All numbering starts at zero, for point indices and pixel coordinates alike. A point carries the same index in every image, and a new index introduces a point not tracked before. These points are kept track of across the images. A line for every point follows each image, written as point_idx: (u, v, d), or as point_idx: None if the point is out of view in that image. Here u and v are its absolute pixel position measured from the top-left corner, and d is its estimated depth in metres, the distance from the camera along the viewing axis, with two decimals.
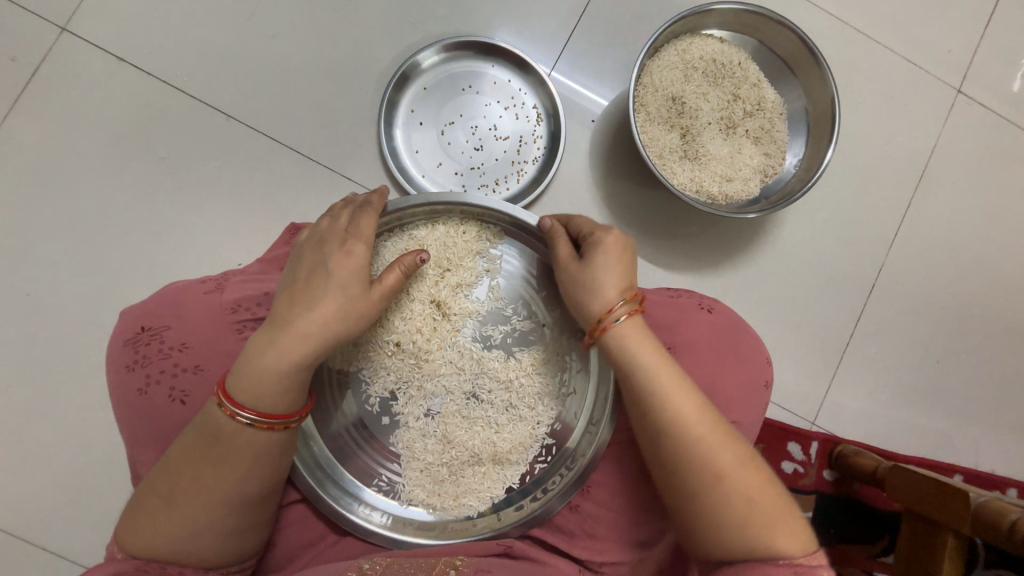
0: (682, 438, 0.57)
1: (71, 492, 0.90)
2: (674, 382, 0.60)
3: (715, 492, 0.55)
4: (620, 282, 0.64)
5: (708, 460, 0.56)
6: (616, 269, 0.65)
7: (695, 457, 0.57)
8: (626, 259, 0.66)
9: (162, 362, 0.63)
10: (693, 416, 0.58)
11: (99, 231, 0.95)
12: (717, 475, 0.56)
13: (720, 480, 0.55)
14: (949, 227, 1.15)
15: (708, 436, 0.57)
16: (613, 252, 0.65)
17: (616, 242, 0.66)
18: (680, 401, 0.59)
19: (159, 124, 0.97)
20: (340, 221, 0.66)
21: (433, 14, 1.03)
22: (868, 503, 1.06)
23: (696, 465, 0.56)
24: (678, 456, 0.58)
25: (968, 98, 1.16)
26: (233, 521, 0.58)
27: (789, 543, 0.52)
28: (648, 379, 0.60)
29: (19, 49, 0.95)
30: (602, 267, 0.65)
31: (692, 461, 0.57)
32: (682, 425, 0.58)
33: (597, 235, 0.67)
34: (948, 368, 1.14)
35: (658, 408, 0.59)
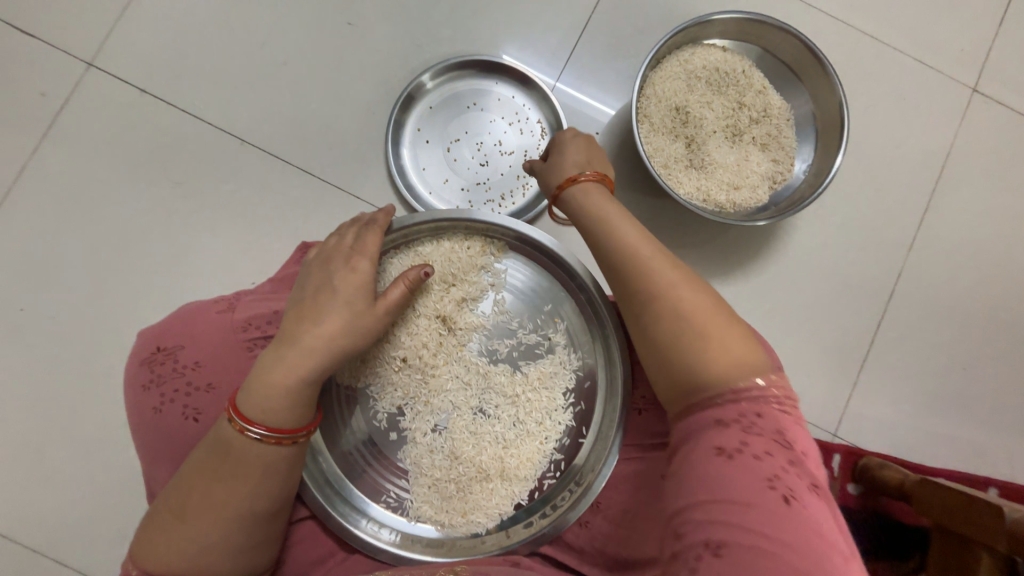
0: (630, 261, 0.58)
1: (92, 510, 0.93)
2: (629, 225, 0.61)
3: (663, 312, 0.54)
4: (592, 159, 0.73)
5: (654, 277, 0.56)
6: (587, 149, 0.74)
7: (643, 280, 0.56)
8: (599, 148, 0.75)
9: (176, 381, 0.64)
10: (643, 245, 0.59)
11: (120, 254, 0.98)
12: (666, 293, 0.54)
13: (669, 296, 0.54)
14: (970, 228, 1.12)
15: (660, 261, 0.57)
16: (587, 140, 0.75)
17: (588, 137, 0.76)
18: (633, 235, 0.60)
19: (177, 151, 1.01)
20: (347, 239, 0.68)
21: (437, 36, 1.06)
22: (899, 519, 1.01)
23: (645, 284, 0.56)
24: (629, 277, 0.58)
25: (984, 97, 1.13)
26: (242, 537, 0.58)
27: (731, 357, 0.50)
28: (605, 223, 0.63)
29: (48, 85, 1.00)
30: (574, 147, 0.74)
31: (641, 285, 0.56)
32: (632, 250, 0.58)
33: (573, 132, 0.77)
34: (977, 376, 1.10)
35: (611, 243, 0.61)
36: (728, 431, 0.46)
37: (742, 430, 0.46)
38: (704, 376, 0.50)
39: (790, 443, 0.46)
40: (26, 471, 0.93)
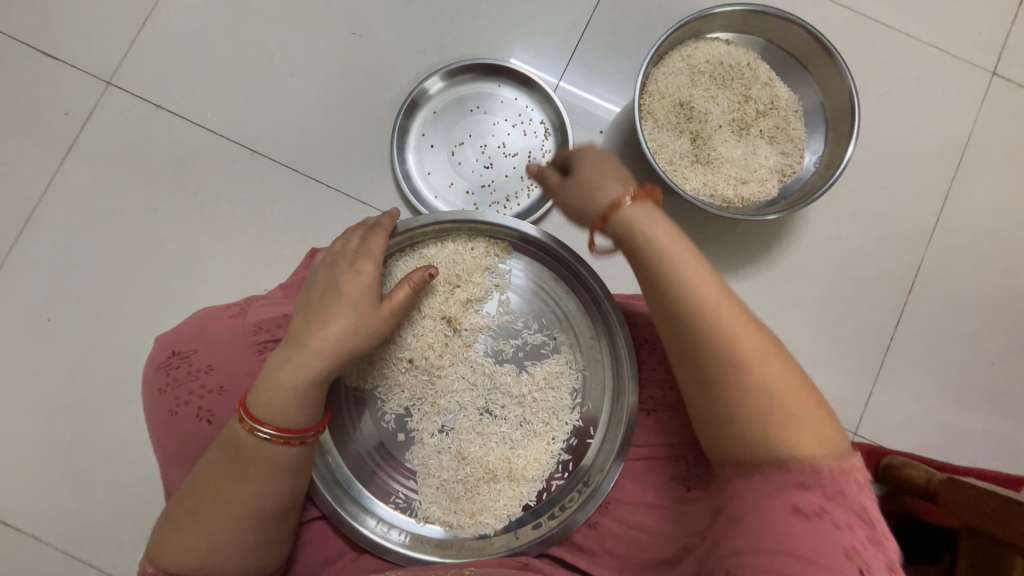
0: (703, 316, 0.50)
1: (117, 511, 0.96)
2: (696, 265, 0.53)
3: (741, 380, 0.49)
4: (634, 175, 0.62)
5: (733, 342, 0.49)
6: (627, 163, 0.63)
7: (719, 342, 0.50)
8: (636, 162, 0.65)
9: (190, 384, 0.66)
10: (717, 295, 0.51)
11: (140, 264, 1.02)
12: (741, 360, 0.49)
13: (745, 366, 0.49)
14: (993, 217, 1.08)
15: (734, 314, 0.50)
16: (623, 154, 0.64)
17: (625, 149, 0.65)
18: (702, 278, 0.52)
19: (191, 163, 1.04)
20: (352, 242, 0.69)
21: (440, 42, 1.07)
22: (927, 522, 0.97)
23: (720, 349, 0.50)
24: (703, 338, 0.50)
25: (1005, 81, 1.09)
26: (252, 536, 0.60)
27: (815, 446, 0.46)
28: (671, 261, 0.53)
29: (71, 104, 1.05)
30: (614, 163, 0.62)
31: (717, 350, 0.50)
32: (707, 303, 0.51)
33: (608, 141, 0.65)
34: (1003, 370, 1.06)
35: (680, 291, 0.52)
36: (809, 492, 0.44)
37: (823, 495, 0.44)
38: (788, 453, 0.46)
39: (869, 517, 0.45)
40: (54, 473, 0.97)
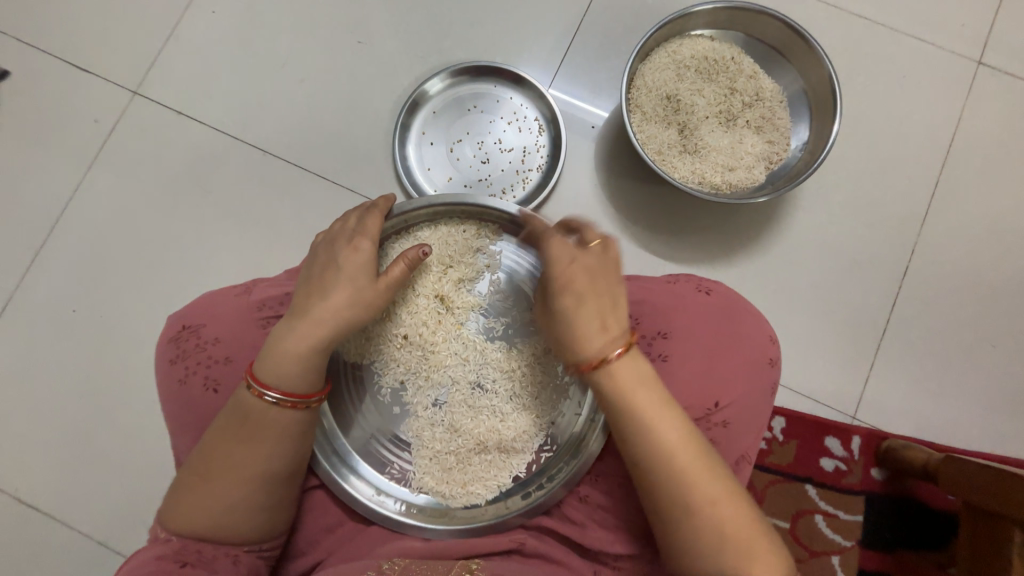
0: (667, 464, 0.58)
1: (133, 492, 1.01)
2: (664, 413, 0.60)
3: (696, 522, 0.56)
4: (607, 318, 0.63)
5: (691, 489, 0.57)
6: (600, 303, 0.63)
7: (678, 486, 0.57)
8: (611, 286, 0.64)
9: (199, 355, 0.71)
10: (680, 443, 0.59)
11: (159, 258, 1.08)
12: (696, 500, 0.57)
13: (699, 506, 0.57)
14: (986, 201, 1.09)
15: (694, 461, 0.58)
16: (593, 287, 0.64)
17: (598, 277, 0.64)
18: (667, 427, 0.59)
19: (208, 164, 1.11)
20: (350, 222, 0.73)
21: (439, 47, 1.14)
22: (925, 502, 0.99)
23: (678, 492, 0.57)
24: (664, 481, 0.58)
25: (990, 69, 1.12)
26: (264, 498, 0.62)
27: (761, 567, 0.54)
28: (641, 412, 0.60)
29: (101, 112, 1.13)
30: (585, 307, 0.63)
31: (678, 492, 0.57)
32: (670, 452, 0.58)
33: (581, 271, 0.65)
34: (1004, 353, 1.05)
35: (646, 439, 0.59)
36: None
37: None
38: None
39: None
40: (75, 456, 1.02)
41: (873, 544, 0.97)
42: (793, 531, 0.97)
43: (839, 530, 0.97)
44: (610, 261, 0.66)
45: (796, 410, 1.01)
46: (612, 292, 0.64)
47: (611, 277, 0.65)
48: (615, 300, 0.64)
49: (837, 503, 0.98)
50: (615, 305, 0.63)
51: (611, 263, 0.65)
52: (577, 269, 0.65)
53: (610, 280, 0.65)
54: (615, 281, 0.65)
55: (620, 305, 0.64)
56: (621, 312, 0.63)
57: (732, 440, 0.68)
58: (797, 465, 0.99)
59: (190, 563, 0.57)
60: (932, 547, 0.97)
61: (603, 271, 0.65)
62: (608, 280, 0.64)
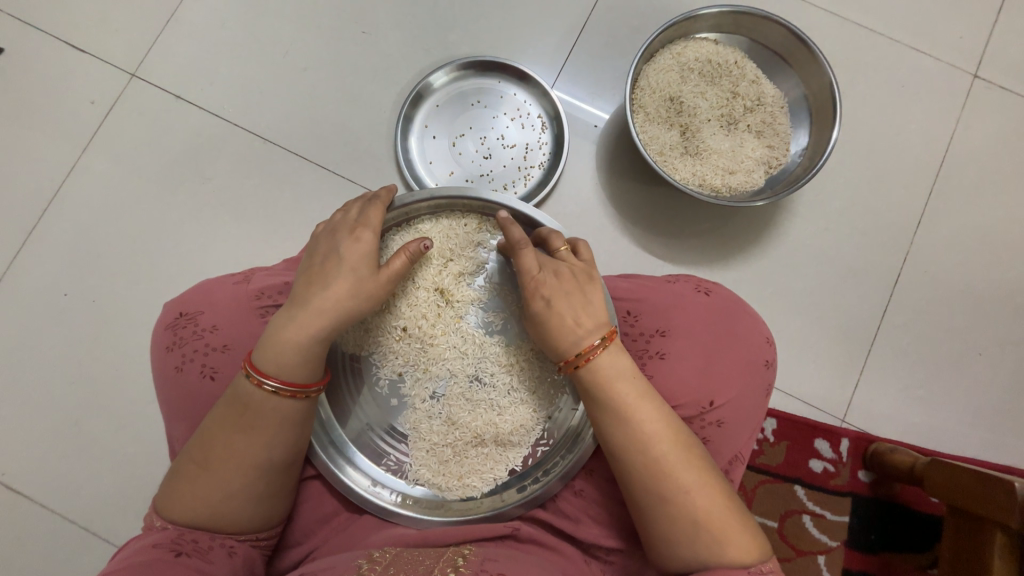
0: (645, 455, 0.59)
1: (121, 480, 0.99)
2: (643, 404, 0.61)
3: (670, 509, 0.57)
4: (579, 316, 0.64)
5: (669, 479, 0.58)
6: (571, 303, 0.65)
7: (657, 476, 0.58)
8: (579, 286, 0.66)
9: (196, 342, 0.70)
10: (660, 434, 0.59)
11: (154, 244, 1.07)
12: (671, 487, 0.58)
13: (675, 493, 0.58)
14: (978, 212, 1.11)
15: (672, 452, 0.59)
16: (562, 288, 0.66)
17: (566, 278, 0.66)
18: (647, 417, 0.60)
19: (207, 150, 1.10)
20: (351, 213, 0.71)
21: (444, 41, 1.13)
22: (911, 506, 1.01)
23: (655, 481, 0.58)
24: (640, 472, 0.59)
25: (986, 82, 1.14)
26: (264, 486, 0.62)
27: (740, 553, 0.55)
28: (621, 404, 0.61)
29: (97, 93, 1.12)
30: (559, 307, 0.65)
31: (656, 481, 0.58)
32: (650, 443, 0.59)
33: (550, 274, 0.67)
34: (990, 361, 1.08)
35: (626, 431, 0.60)
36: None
37: None
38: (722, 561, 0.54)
39: None
40: (65, 443, 1.00)
41: (859, 545, 0.99)
42: (781, 531, 0.99)
43: (825, 531, 0.99)
44: (575, 264, 0.68)
45: (787, 412, 1.03)
46: (582, 292, 0.66)
47: (579, 279, 0.67)
48: (585, 300, 0.65)
49: (825, 505, 1.00)
50: (586, 304, 0.65)
51: (577, 268, 0.68)
52: (547, 273, 0.67)
53: (578, 281, 0.66)
54: (585, 282, 0.66)
55: (591, 303, 0.65)
56: (593, 310, 0.65)
57: (725, 439, 0.69)
58: (787, 467, 1.01)
59: (187, 552, 0.56)
60: (916, 550, 0.99)
61: (570, 272, 0.67)
62: (577, 282, 0.66)
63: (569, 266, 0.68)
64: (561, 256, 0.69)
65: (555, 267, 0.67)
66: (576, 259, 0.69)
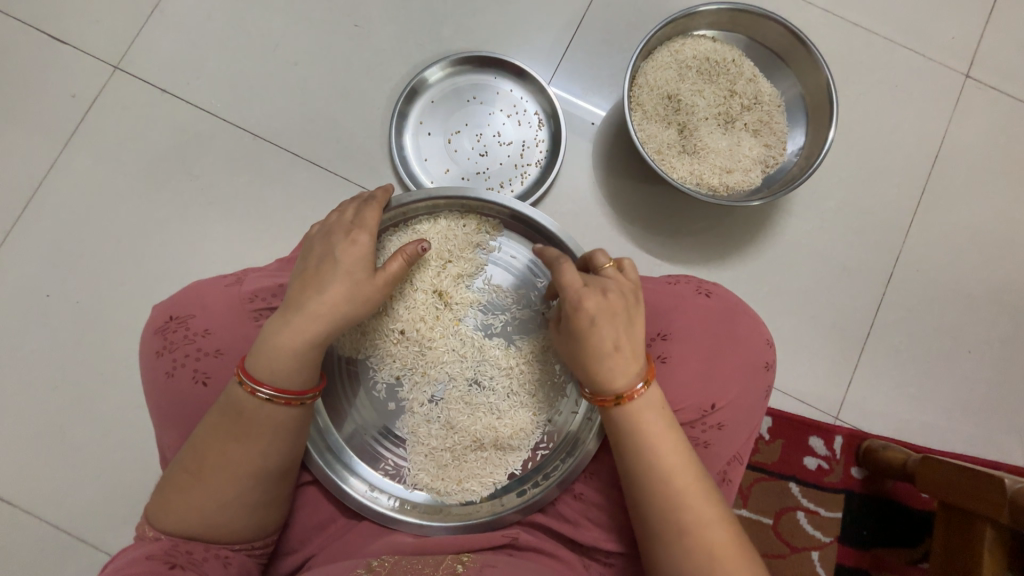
0: (644, 457, 0.60)
1: (107, 486, 0.97)
2: (659, 423, 0.61)
3: (676, 530, 0.58)
4: (620, 342, 0.61)
5: (666, 482, 0.59)
6: (615, 325, 0.61)
7: (669, 496, 0.58)
8: (626, 307, 0.62)
9: (187, 347, 0.68)
10: (672, 455, 0.59)
11: (139, 242, 1.04)
12: (681, 508, 0.58)
13: (681, 513, 0.58)
14: (967, 212, 1.12)
15: (670, 456, 0.59)
16: (609, 308, 0.61)
17: (615, 298, 0.62)
18: (662, 437, 0.60)
19: (194, 146, 1.07)
20: (347, 214, 0.69)
21: (438, 35, 1.11)
22: (902, 501, 1.02)
23: (665, 500, 0.59)
24: (655, 490, 0.59)
25: (977, 82, 1.15)
26: (259, 494, 0.61)
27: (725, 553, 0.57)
28: (638, 422, 0.60)
29: (78, 86, 1.08)
30: (602, 328, 0.60)
31: (667, 501, 0.58)
32: (664, 463, 0.59)
33: (597, 292, 0.62)
34: (978, 358, 1.09)
35: (639, 449, 0.60)
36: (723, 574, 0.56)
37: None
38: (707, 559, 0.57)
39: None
40: (49, 449, 0.98)
41: (852, 541, 1.00)
42: (775, 528, 1.00)
43: (818, 527, 1.00)
44: (625, 287, 0.64)
45: (782, 411, 1.03)
46: (628, 315, 0.62)
47: (627, 300, 0.63)
48: (630, 323, 0.62)
49: (818, 501, 1.01)
50: (629, 329, 0.62)
51: (625, 286, 0.64)
52: (593, 290, 0.62)
53: (626, 302, 0.62)
54: (632, 304, 0.63)
55: (633, 328, 0.62)
56: (634, 337, 0.62)
57: (725, 441, 0.69)
58: (781, 464, 1.01)
59: (181, 565, 0.54)
60: (907, 544, 1.01)
61: (619, 291, 0.63)
62: (624, 303, 0.62)
63: (618, 284, 0.63)
64: (607, 273, 0.65)
65: (603, 286, 0.62)
66: (623, 277, 0.65)
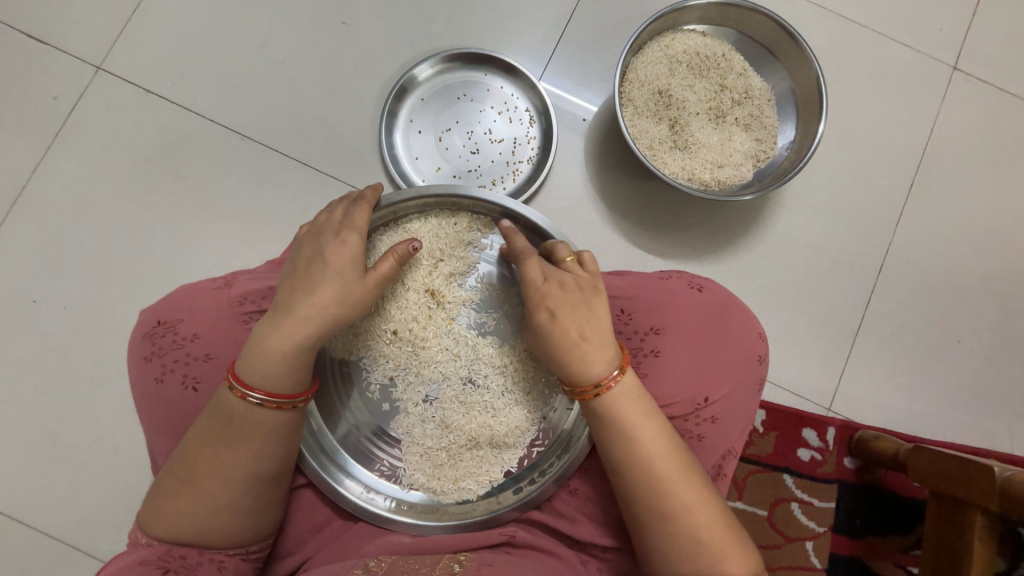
0: (631, 445, 0.60)
1: (100, 492, 0.96)
2: (651, 428, 0.60)
3: (676, 535, 0.58)
4: (584, 329, 0.62)
5: (655, 470, 0.59)
6: (574, 315, 0.63)
7: (666, 501, 0.58)
8: (584, 297, 0.64)
9: (176, 352, 0.67)
10: (662, 452, 0.59)
11: (127, 246, 1.03)
12: (678, 512, 0.58)
13: (677, 517, 0.58)
14: (957, 203, 1.13)
15: (655, 444, 0.60)
16: (567, 300, 0.64)
17: (572, 290, 0.64)
18: (654, 442, 0.60)
19: (181, 147, 1.05)
20: (336, 215, 0.69)
21: (428, 33, 1.10)
22: (895, 490, 1.04)
23: (662, 502, 0.58)
24: (650, 498, 0.59)
25: (965, 74, 1.16)
26: (252, 500, 0.60)
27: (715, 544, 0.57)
28: (630, 428, 0.60)
29: (61, 88, 1.06)
30: (563, 320, 0.63)
31: (664, 507, 0.58)
32: (657, 469, 0.59)
33: (555, 286, 0.65)
34: (968, 348, 1.11)
35: (630, 450, 0.60)
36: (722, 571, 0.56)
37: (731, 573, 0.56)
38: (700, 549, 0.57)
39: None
40: (40, 458, 0.96)
41: (846, 531, 1.02)
42: (770, 519, 1.01)
43: (812, 517, 1.01)
44: (585, 277, 0.66)
45: (775, 404, 1.04)
46: (588, 305, 0.64)
47: (586, 290, 0.65)
48: (590, 311, 0.63)
49: (812, 492, 1.03)
50: (591, 317, 0.63)
51: (583, 278, 0.66)
52: (552, 285, 0.65)
53: (584, 292, 0.65)
54: (591, 293, 0.65)
55: (596, 315, 0.63)
56: (596, 323, 0.63)
57: (719, 433, 0.69)
58: (775, 456, 1.02)
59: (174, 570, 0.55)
60: (899, 532, 1.02)
61: (576, 283, 0.65)
62: (582, 293, 0.65)
63: (574, 276, 0.66)
64: (566, 266, 0.68)
65: (560, 279, 0.65)
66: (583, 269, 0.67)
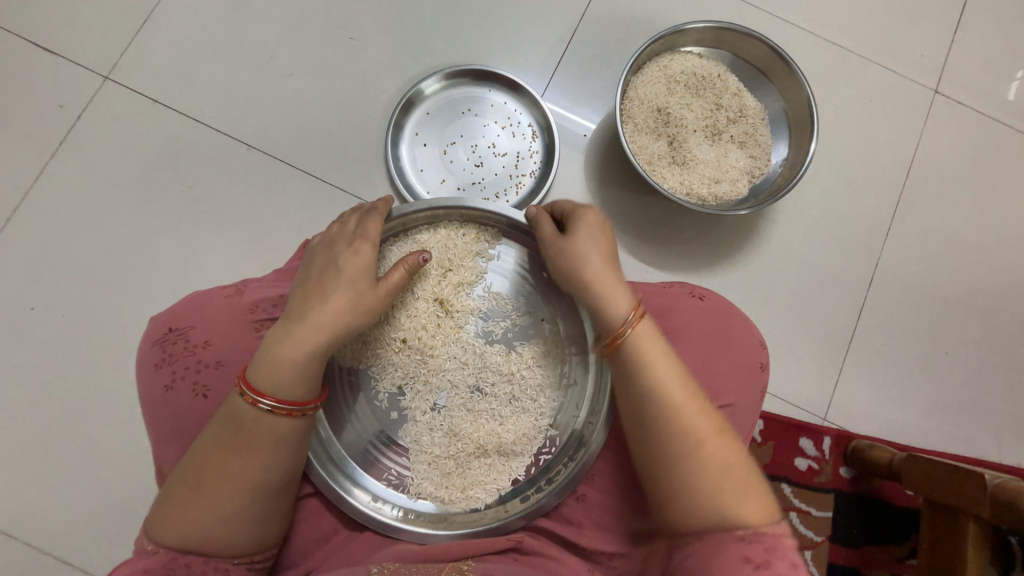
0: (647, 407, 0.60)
1: (93, 504, 0.94)
2: (689, 417, 0.58)
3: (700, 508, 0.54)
4: (600, 268, 0.67)
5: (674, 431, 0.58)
6: (593, 254, 0.68)
7: (706, 495, 0.54)
8: (602, 240, 0.70)
9: (187, 359, 0.67)
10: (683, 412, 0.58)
11: (129, 254, 1.02)
12: (700, 484, 0.55)
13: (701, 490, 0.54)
14: (941, 220, 1.18)
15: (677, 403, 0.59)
16: (587, 241, 0.69)
17: (591, 232, 0.70)
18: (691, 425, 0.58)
19: (186, 156, 1.06)
20: (349, 225, 0.71)
21: (433, 49, 1.13)
22: (890, 500, 1.05)
23: (681, 465, 0.56)
24: (684, 491, 0.55)
25: (945, 98, 1.21)
26: (259, 508, 0.60)
27: (739, 514, 0.52)
28: (666, 416, 0.58)
29: (67, 96, 1.06)
30: (580, 256, 0.68)
31: (704, 503, 0.54)
32: (697, 456, 0.56)
33: (574, 228, 0.70)
34: (955, 360, 1.14)
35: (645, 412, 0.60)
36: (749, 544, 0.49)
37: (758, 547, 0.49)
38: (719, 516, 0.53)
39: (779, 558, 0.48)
40: (32, 469, 0.94)
41: (843, 540, 1.03)
42: None
43: (809, 527, 1.03)
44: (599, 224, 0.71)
45: (773, 414, 1.06)
46: (607, 249, 0.69)
47: (603, 236, 0.70)
48: (608, 255, 0.69)
49: (810, 501, 1.04)
50: (609, 260, 0.68)
51: (602, 226, 0.71)
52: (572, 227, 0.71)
53: (604, 237, 0.70)
54: (607, 239, 0.70)
55: (611, 257, 0.69)
56: (613, 266, 0.68)
57: None
58: (773, 466, 1.04)
59: None
60: (894, 542, 1.04)
61: (595, 225, 0.70)
62: (603, 237, 0.70)
63: (594, 222, 0.71)
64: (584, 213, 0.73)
65: (580, 223, 0.71)
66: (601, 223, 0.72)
